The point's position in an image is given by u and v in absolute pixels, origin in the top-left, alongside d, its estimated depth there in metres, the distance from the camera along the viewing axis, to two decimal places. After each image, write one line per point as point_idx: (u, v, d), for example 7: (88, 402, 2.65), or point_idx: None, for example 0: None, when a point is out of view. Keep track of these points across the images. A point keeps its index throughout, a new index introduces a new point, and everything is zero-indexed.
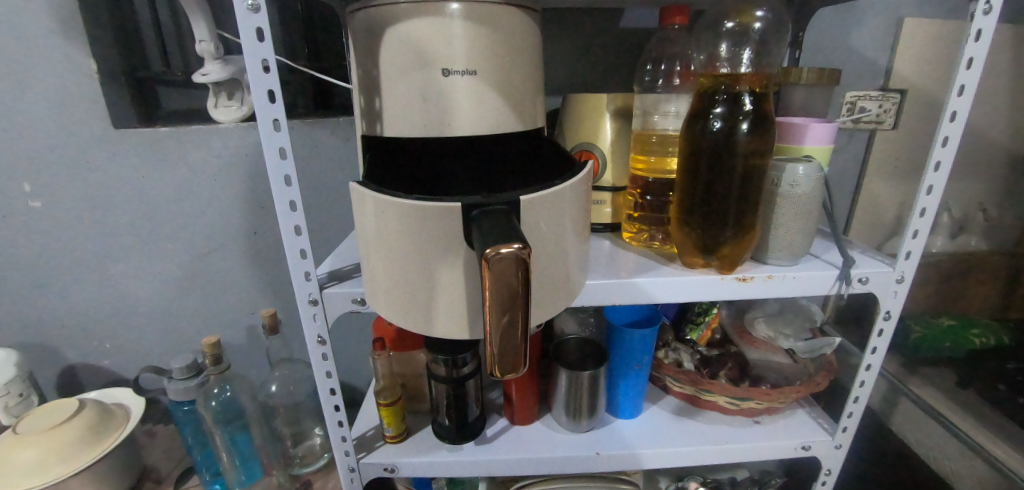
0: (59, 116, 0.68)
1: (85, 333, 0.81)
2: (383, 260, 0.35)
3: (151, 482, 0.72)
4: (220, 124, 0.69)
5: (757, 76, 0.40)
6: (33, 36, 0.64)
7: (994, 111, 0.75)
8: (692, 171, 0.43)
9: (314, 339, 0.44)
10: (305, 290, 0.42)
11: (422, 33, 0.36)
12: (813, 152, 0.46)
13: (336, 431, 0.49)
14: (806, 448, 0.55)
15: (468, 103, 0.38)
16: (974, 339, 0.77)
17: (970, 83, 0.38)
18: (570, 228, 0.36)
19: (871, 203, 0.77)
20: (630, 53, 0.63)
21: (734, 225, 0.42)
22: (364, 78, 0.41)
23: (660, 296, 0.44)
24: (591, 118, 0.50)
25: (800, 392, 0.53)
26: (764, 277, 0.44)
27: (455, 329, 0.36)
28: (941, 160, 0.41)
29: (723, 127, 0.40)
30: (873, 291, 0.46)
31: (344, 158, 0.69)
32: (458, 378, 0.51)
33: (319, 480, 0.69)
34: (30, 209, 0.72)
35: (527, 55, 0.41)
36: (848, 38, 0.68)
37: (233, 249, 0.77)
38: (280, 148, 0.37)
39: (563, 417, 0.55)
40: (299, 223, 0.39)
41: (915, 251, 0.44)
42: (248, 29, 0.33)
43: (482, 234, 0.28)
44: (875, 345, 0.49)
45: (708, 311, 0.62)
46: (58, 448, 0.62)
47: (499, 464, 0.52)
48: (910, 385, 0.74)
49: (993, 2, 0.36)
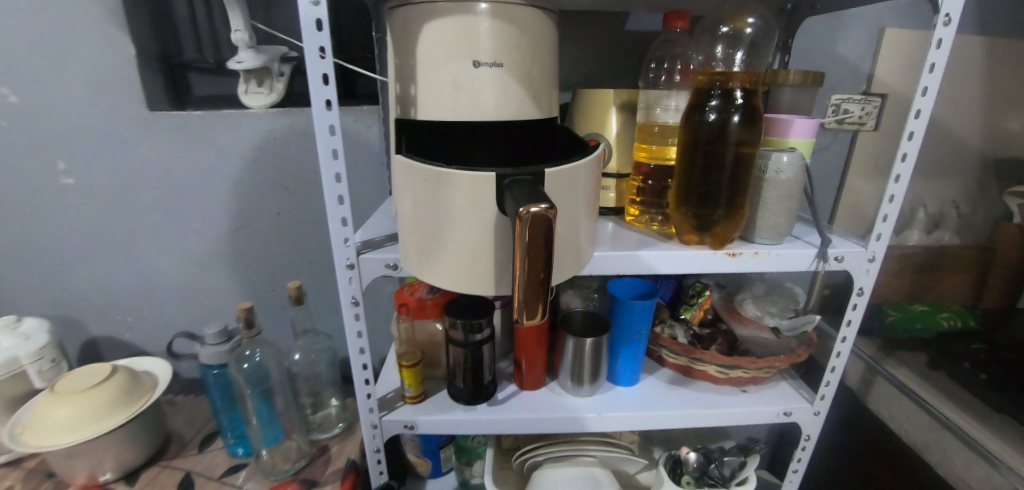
0: (98, 98, 0.72)
1: (108, 306, 0.85)
2: (420, 225, 0.40)
3: (176, 446, 0.76)
4: (250, 110, 0.73)
5: (748, 74, 0.46)
6: (77, 23, 0.68)
7: (967, 116, 0.81)
8: (689, 157, 0.48)
9: (348, 300, 0.49)
10: (344, 254, 0.47)
11: (455, 28, 0.42)
12: (797, 145, 0.52)
13: (362, 388, 0.54)
14: (787, 414, 0.60)
15: (494, 92, 0.44)
16: (942, 321, 0.86)
17: (932, 86, 0.45)
18: (584, 201, 0.42)
19: (853, 199, 0.83)
20: (635, 54, 0.68)
21: (726, 206, 0.48)
22: (401, 67, 0.46)
23: (659, 269, 0.49)
24: (600, 111, 0.56)
25: (782, 361, 0.59)
26: (751, 253, 0.49)
27: (482, 286, 0.41)
28: (908, 153, 0.47)
29: (717, 118, 0.46)
30: (847, 268, 0.51)
31: (366, 144, 0.74)
32: (474, 342, 0.56)
33: (335, 445, 0.74)
34: (65, 185, 0.76)
35: (544, 51, 0.46)
36: (833, 44, 0.73)
37: (256, 229, 0.81)
38: (330, 125, 0.42)
39: (569, 382, 0.60)
40: (342, 193, 0.44)
41: (885, 233, 0.50)
42: (309, 19, 0.38)
43: (515, 198, 0.34)
44: (850, 318, 0.55)
45: (702, 293, 0.67)
46: (91, 409, 0.65)
47: (509, 423, 0.57)
48: (885, 366, 0.81)
49: (952, 15, 0.43)
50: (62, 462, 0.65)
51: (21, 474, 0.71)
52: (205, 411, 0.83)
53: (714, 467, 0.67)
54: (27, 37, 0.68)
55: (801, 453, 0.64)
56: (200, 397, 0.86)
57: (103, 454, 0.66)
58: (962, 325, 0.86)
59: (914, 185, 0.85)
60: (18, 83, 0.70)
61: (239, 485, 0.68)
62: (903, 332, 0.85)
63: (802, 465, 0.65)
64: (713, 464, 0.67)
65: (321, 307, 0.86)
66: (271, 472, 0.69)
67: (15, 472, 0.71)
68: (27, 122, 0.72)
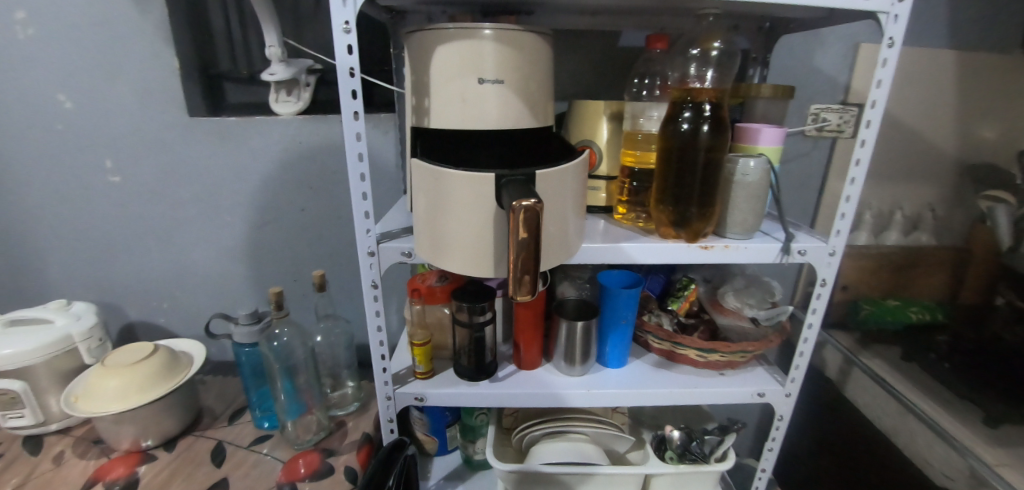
0: (143, 104, 0.80)
1: (146, 293, 0.93)
2: (432, 219, 0.48)
3: (208, 418, 0.83)
4: (280, 116, 0.81)
5: (716, 90, 0.53)
6: (127, 37, 0.76)
7: (941, 125, 0.87)
8: (666, 161, 0.55)
9: (369, 283, 0.56)
10: (366, 243, 0.54)
11: (463, 50, 0.49)
12: (766, 151, 0.59)
13: (379, 363, 0.61)
14: (760, 395, 0.67)
15: (497, 104, 0.51)
16: (912, 314, 0.95)
17: (880, 99, 0.51)
18: (571, 199, 0.49)
19: (834, 202, 0.89)
20: (624, 68, 0.75)
21: (699, 204, 0.55)
22: (416, 82, 0.53)
23: (640, 259, 0.56)
24: (591, 120, 0.63)
25: (755, 346, 0.66)
26: (722, 246, 0.56)
27: (484, 270, 0.48)
28: (861, 158, 0.53)
29: (689, 128, 0.53)
30: (810, 261, 0.58)
31: (383, 147, 0.82)
32: (477, 324, 0.63)
33: (351, 420, 0.82)
34: (112, 182, 0.85)
35: (541, 67, 0.53)
36: (811, 59, 0.80)
37: (283, 223, 0.89)
38: (357, 132, 0.49)
39: (562, 362, 0.67)
40: (365, 190, 0.51)
41: (843, 230, 0.56)
42: (341, 45, 0.46)
43: (510, 195, 0.41)
44: (815, 307, 0.61)
45: (687, 286, 0.73)
46: (138, 380, 0.72)
47: (508, 397, 0.64)
48: (860, 357, 0.93)
49: (895, 38, 0.49)
50: (110, 428, 0.72)
51: (71, 439, 0.78)
52: (233, 389, 0.91)
53: (695, 444, 0.74)
54: (85, 51, 0.77)
55: (775, 432, 0.70)
56: (228, 378, 0.94)
57: (145, 423, 0.73)
58: (929, 318, 0.95)
59: (893, 190, 0.91)
60: (76, 91, 0.79)
61: (266, 453, 0.76)
62: (874, 325, 0.95)
63: (776, 443, 0.70)
64: (694, 442, 0.75)
65: (340, 296, 0.94)
66: (295, 441, 0.76)
67: (67, 438, 0.78)
68: (82, 125, 0.81)
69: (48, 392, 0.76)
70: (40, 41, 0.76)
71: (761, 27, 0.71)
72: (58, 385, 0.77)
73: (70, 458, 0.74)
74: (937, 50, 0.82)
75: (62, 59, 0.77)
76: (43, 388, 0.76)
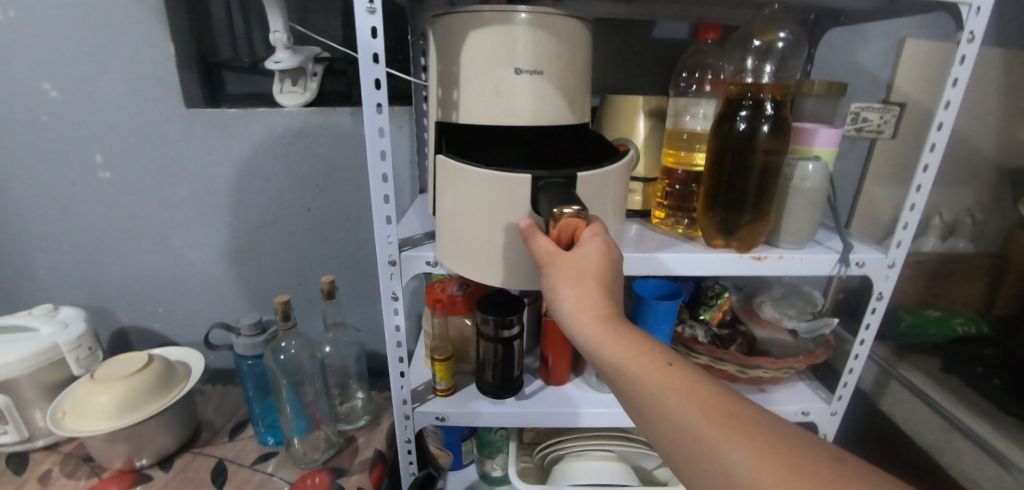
0: (135, 93, 0.74)
1: (140, 297, 0.87)
2: (459, 224, 0.43)
3: (207, 433, 0.77)
4: (284, 108, 0.75)
5: (779, 87, 0.48)
6: (117, 17, 0.70)
7: (984, 126, 0.83)
8: (718, 163, 0.50)
9: (388, 295, 0.51)
10: (386, 251, 0.49)
11: (495, 37, 0.44)
12: (821, 153, 0.54)
13: (396, 379, 0.56)
14: (805, 414, 0.63)
15: (534, 98, 0.45)
16: (957, 327, 0.91)
17: (955, 100, 0.46)
18: (613, 203, 0.44)
19: (870, 206, 0.85)
20: (659, 62, 0.70)
21: (753, 211, 0.50)
22: (444, 73, 0.48)
23: (685, 270, 0.51)
24: (629, 117, 0.58)
25: (802, 362, 0.61)
26: (776, 257, 0.51)
27: (521, 282, 0.44)
28: (929, 163, 0.49)
29: (747, 128, 0.48)
30: (868, 273, 0.53)
31: (399, 144, 0.76)
32: (502, 338, 0.58)
33: (362, 436, 0.77)
34: (101, 177, 0.78)
35: (580, 56, 0.48)
36: (854, 54, 0.75)
37: (288, 222, 0.83)
38: (379, 127, 0.44)
39: (594, 378, 0.63)
40: (387, 193, 0.46)
41: (905, 240, 0.52)
42: (364, 28, 0.40)
43: (551, 200, 0.37)
44: (869, 322, 0.57)
45: (721, 295, 0.69)
46: (133, 396, 0.65)
47: (537, 417, 0.59)
48: (899, 369, 0.90)
49: (976, 33, 0.44)
50: (101, 447, 0.66)
51: (59, 457, 0.72)
52: (234, 400, 0.85)
53: None
54: (70, 34, 0.70)
55: None
56: (230, 387, 0.89)
57: (139, 441, 0.67)
58: (975, 331, 0.91)
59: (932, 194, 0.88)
60: (60, 77, 0.73)
61: (271, 473, 0.70)
62: (916, 337, 0.92)
63: None
64: None
65: (349, 302, 0.89)
66: (302, 460, 0.71)
67: (54, 456, 0.72)
68: (69, 117, 0.75)
69: (34, 406, 0.70)
70: (19, 22, 0.70)
71: (807, 19, 0.67)
72: (45, 397, 0.71)
73: (57, 478, 0.68)
74: (982, 47, 0.78)
75: (45, 43, 0.71)
76: (27, 402, 0.70)
